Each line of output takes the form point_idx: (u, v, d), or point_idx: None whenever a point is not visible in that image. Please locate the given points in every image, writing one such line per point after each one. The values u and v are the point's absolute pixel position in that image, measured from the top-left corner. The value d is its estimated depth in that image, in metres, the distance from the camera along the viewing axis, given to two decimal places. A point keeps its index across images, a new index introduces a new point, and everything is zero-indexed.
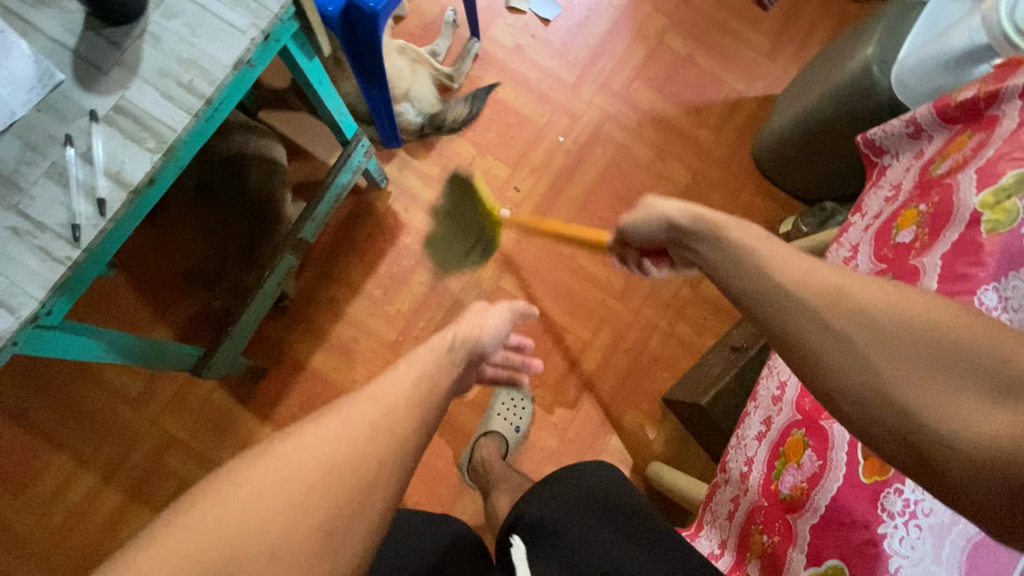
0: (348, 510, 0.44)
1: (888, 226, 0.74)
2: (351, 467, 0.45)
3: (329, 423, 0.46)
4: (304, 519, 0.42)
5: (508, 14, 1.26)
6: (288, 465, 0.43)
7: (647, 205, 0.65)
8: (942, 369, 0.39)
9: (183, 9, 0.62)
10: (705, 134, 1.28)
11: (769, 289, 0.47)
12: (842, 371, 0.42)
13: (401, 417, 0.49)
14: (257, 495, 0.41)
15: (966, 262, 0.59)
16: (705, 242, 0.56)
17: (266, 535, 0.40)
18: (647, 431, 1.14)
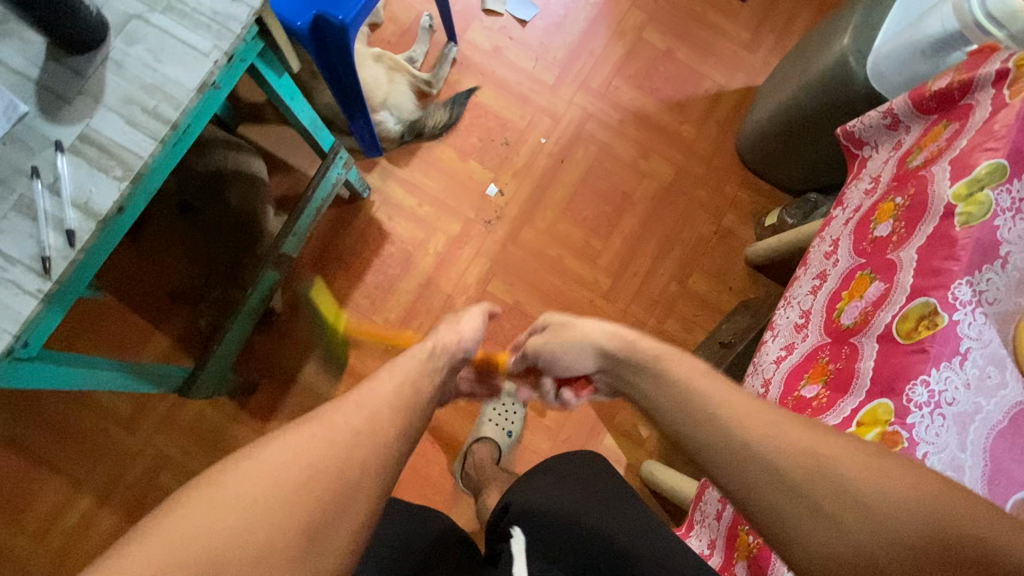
0: (335, 508, 0.41)
1: (868, 220, 0.74)
2: (336, 468, 0.42)
3: (316, 423, 0.45)
4: (288, 519, 0.39)
5: (485, 17, 1.26)
6: (269, 466, 0.41)
7: (571, 329, 0.63)
8: (915, 548, 0.38)
9: (145, 34, 0.61)
10: (688, 129, 1.27)
11: (732, 441, 0.44)
12: (816, 549, 0.39)
13: (385, 421, 0.48)
14: (241, 495, 0.39)
15: (941, 255, 0.58)
16: (645, 378, 0.54)
17: (249, 533, 0.37)
18: (639, 431, 1.14)
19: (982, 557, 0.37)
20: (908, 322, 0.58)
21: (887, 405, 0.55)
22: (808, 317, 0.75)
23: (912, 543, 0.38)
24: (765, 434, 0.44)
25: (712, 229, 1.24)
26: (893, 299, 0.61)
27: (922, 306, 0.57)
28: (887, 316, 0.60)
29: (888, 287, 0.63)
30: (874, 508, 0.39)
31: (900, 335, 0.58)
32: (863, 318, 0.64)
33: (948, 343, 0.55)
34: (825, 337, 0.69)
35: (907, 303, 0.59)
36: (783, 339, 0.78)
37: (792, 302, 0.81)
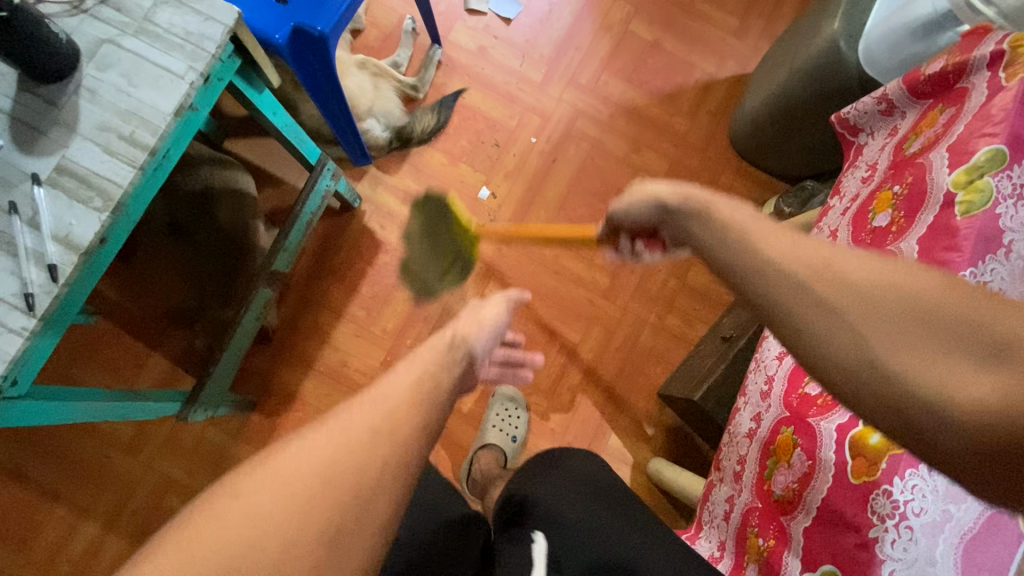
0: (354, 514, 0.39)
1: (865, 210, 0.73)
2: (354, 474, 0.40)
3: (330, 428, 0.42)
4: (303, 531, 0.37)
5: (467, 16, 1.23)
6: (281, 477, 0.39)
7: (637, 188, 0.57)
8: (928, 336, 0.34)
9: (117, 59, 0.60)
10: (679, 121, 1.25)
11: (744, 252, 0.42)
12: (829, 346, 0.36)
13: (402, 417, 0.45)
14: (253, 509, 0.37)
15: (942, 246, 0.57)
16: (700, 227, 0.48)
17: (262, 547, 0.36)
18: (645, 428, 1.13)
19: (1010, 346, 0.32)
20: None
21: None
22: None
23: (911, 320, 0.34)
24: (778, 249, 0.41)
25: None
26: None
27: None
28: None
29: None
30: (875, 296, 0.36)
31: None
32: None
33: None
34: None
35: None
36: None
37: None
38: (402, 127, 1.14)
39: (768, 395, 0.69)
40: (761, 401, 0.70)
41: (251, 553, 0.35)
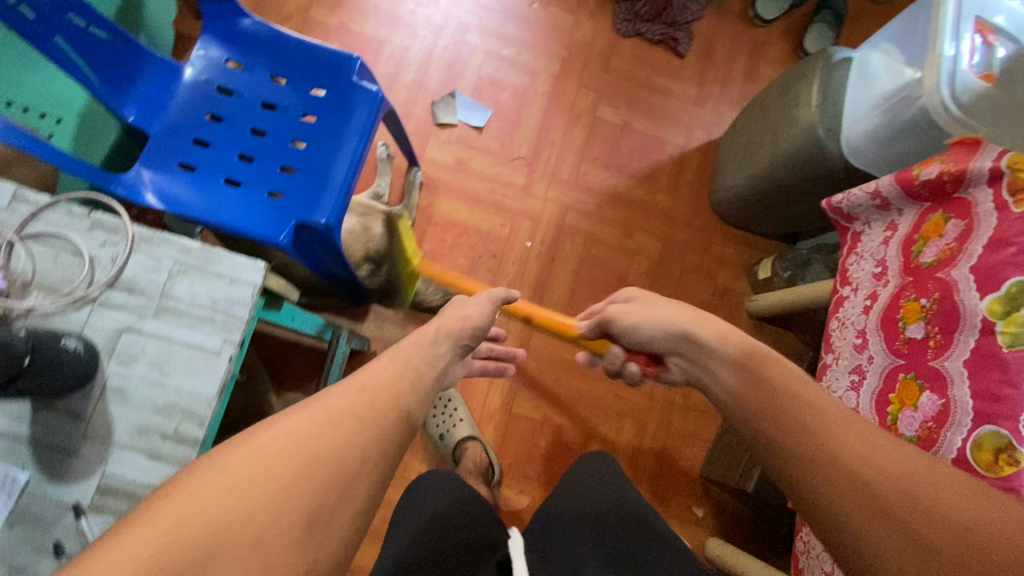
0: (335, 495, 0.39)
1: (891, 315, 0.75)
2: (333, 458, 0.41)
3: (309, 413, 0.43)
4: (286, 510, 0.37)
5: (439, 131, 1.21)
6: (267, 446, 0.39)
7: (649, 308, 0.68)
8: (896, 501, 0.42)
9: (141, 347, 0.54)
10: (663, 198, 1.28)
11: (654, 316, 0.67)
12: (815, 469, 0.45)
13: (385, 405, 0.47)
14: (237, 484, 0.37)
15: (996, 379, 0.60)
16: (708, 366, 0.59)
17: (246, 520, 0.36)
18: (694, 511, 1.15)
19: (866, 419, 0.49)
20: (984, 453, 0.59)
21: None
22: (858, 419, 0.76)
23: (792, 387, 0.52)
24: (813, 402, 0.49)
25: (710, 290, 1.25)
26: (956, 418, 0.63)
27: (994, 437, 0.58)
28: (957, 439, 0.62)
29: (945, 403, 0.64)
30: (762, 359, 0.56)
31: (980, 466, 0.59)
32: (926, 435, 0.65)
33: None
34: None
35: (975, 428, 0.60)
36: None
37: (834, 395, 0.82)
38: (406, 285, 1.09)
39: None
40: None
41: (231, 512, 0.36)
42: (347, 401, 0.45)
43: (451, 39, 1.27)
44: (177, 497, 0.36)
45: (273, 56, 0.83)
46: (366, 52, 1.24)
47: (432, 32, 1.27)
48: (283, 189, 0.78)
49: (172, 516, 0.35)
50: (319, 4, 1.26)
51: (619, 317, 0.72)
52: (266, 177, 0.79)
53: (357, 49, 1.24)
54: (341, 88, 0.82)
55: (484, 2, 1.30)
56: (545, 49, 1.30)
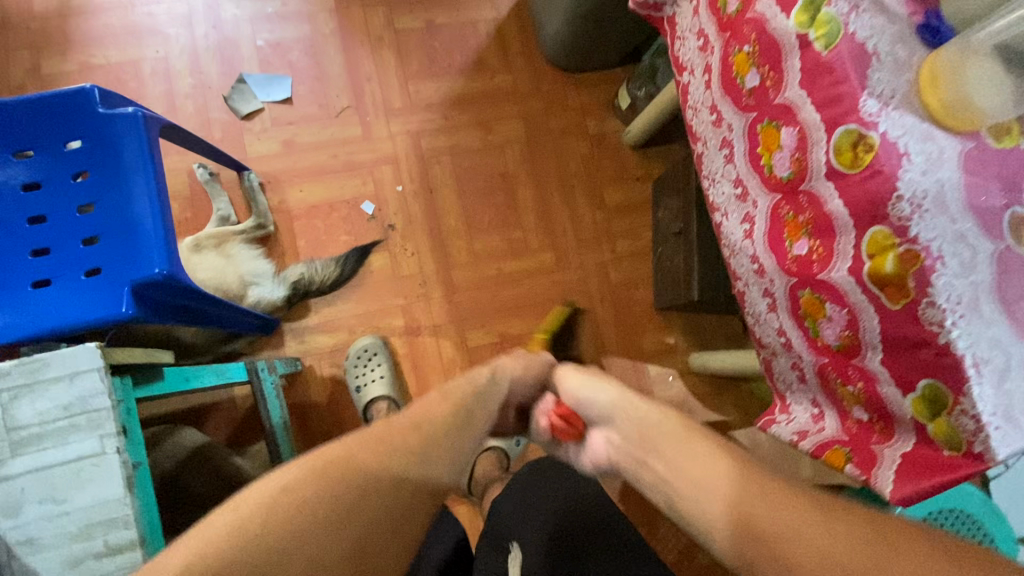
0: (381, 535, 0.49)
1: (728, 77, 0.75)
2: (379, 486, 0.50)
3: (361, 441, 0.52)
4: (334, 540, 0.46)
5: (249, 124, 1.10)
6: (323, 479, 0.48)
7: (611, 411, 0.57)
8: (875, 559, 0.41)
9: (20, 489, 0.54)
10: (503, 78, 1.21)
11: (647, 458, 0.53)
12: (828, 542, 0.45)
13: (434, 442, 0.55)
14: (293, 506, 0.46)
15: (830, 83, 0.61)
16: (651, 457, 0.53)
17: (308, 540, 0.45)
18: (666, 340, 1.18)
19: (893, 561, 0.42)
20: (845, 154, 0.62)
21: (882, 230, 0.60)
22: (744, 184, 0.78)
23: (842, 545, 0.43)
24: (696, 475, 0.47)
25: (588, 142, 1.22)
26: (814, 138, 0.65)
27: (847, 135, 0.61)
28: (821, 155, 0.64)
29: (799, 130, 0.66)
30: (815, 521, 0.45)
31: (847, 167, 0.62)
32: (799, 166, 0.68)
33: (890, 154, 0.58)
34: (775, 194, 0.73)
35: (831, 137, 0.63)
36: (735, 213, 0.81)
37: (716, 177, 0.84)
38: (297, 281, 1.02)
39: (763, 270, 0.77)
40: (760, 279, 0.78)
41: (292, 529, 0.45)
42: (395, 427, 0.54)
43: (207, 23, 1.12)
44: (247, 513, 0.46)
45: (1, 131, 0.71)
46: (125, 80, 1.09)
47: (182, 26, 1.12)
48: (98, 262, 0.70)
49: (247, 526, 0.45)
50: (44, 56, 1.09)
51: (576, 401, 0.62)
52: (74, 259, 0.70)
53: (114, 83, 1.09)
54: (95, 128, 0.71)
55: None
56: None
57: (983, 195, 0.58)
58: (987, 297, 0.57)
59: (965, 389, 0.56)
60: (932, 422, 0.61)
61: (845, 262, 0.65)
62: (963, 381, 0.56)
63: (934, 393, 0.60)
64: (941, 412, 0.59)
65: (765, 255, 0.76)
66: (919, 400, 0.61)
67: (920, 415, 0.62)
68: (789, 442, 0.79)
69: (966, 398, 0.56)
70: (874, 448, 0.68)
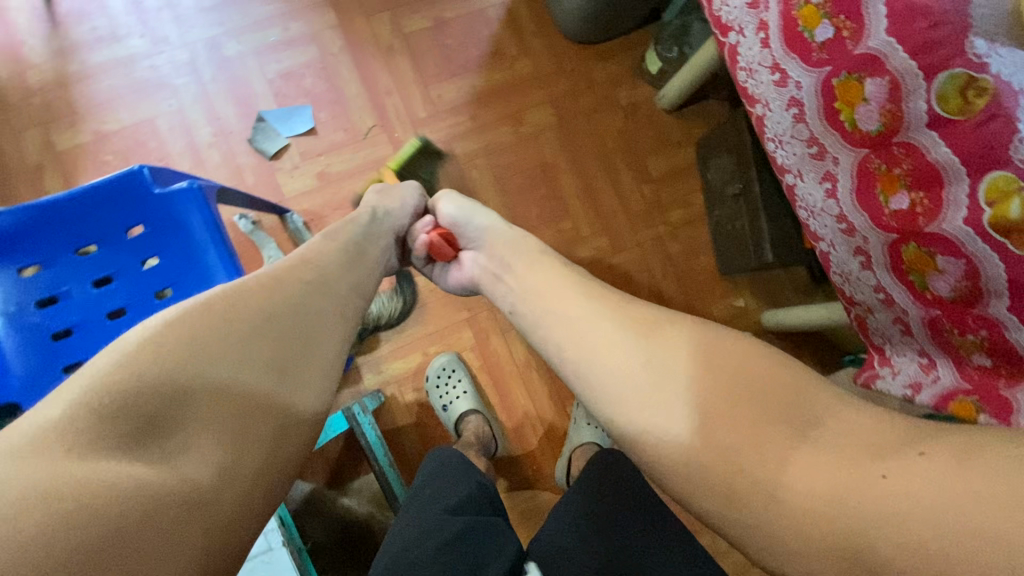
0: (285, 357, 0.54)
1: (792, 32, 0.71)
2: (269, 317, 0.55)
3: (238, 287, 0.56)
4: (244, 362, 0.51)
5: (278, 163, 1.06)
6: (198, 318, 0.51)
7: (483, 217, 0.85)
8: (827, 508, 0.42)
9: None
10: (522, 64, 1.16)
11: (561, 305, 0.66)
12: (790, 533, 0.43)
13: (291, 279, 0.61)
14: (183, 336, 0.49)
15: (926, 27, 0.58)
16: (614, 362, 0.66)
17: (215, 363, 0.49)
18: (735, 303, 1.16)
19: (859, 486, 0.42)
20: (951, 100, 0.58)
21: (1004, 175, 0.57)
22: (820, 142, 0.74)
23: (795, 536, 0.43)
24: (609, 368, 0.56)
25: (622, 114, 1.17)
26: (909, 86, 0.61)
27: (952, 81, 0.58)
28: (920, 104, 0.61)
29: (889, 80, 0.62)
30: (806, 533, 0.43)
31: (954, 114, 0.59)
32: (891, 117, 0.64)
33: (1006, 95, 0.55)
34: (861, 149, 0.69)
35: (931, 84, 0.59)
36: (811, 172, 0.78)
37: (783, 138, 0.80)
38: None
39: (854, 229, 0.75)
40: (849, 238, 0.76)
41: (183, 354, 0.48)
42: (261, 279, 0.59)
43: (213, 65, 1.07)
44: (137, 355, 0.47)
45: (59, 228, 0.67)
46: (144, 141, 1.05)
47: (189, 73, 1.07)
48: None
49: (142, 360, 0.46)
50: (55, 131, 1.04)
51: (455, 219, 0.85)
52: None
53: (133, 146, 1.05)
54: (156, 210, 0.68)
55: (212, 4, 1.09)
56: (307, 6, 1.11)
57: None
58: None
59: None
60: None
61: (958, 211, 0.61)
62: None
63: None
64: None
65: (855, 214, 0.73)
66: None
67: None
68: (902, 397, 0.77)
69: None
70: (1004, 393, 0.65)
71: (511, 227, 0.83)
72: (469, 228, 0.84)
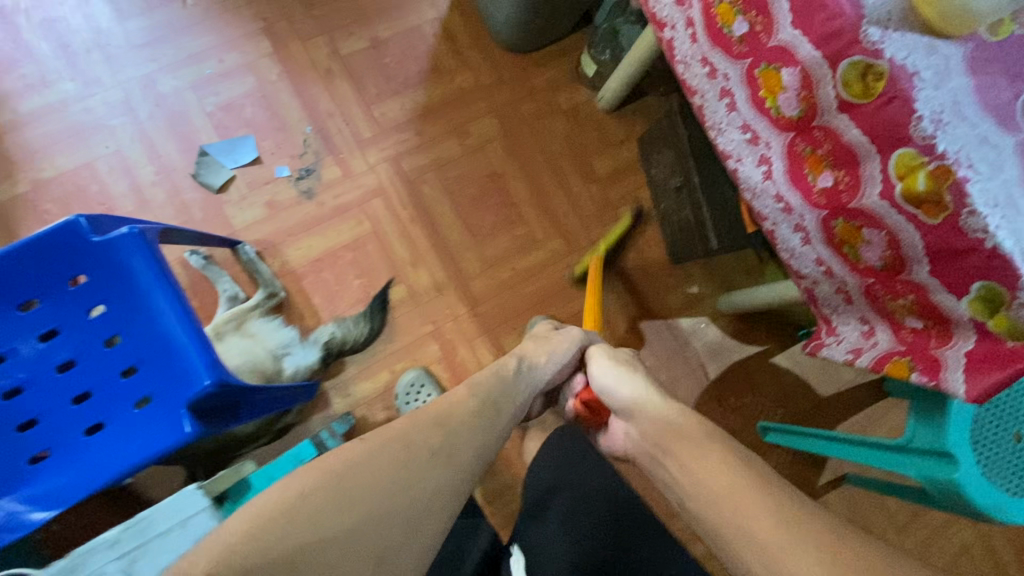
0: (399, 542, 0.52)
1: (714, 28, 0.73)
2: (409, 486, 0.55)
3: (382, 444, 0.57)
4: (365, 539, 0.50)
5: (226, 195, 1.05)
6: (349, 473, 0.53)
7: (621, 379, 0.73)
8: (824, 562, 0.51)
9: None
10: (463, 77, 1.18)
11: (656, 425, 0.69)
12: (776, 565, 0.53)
13: (424, 462, 0.57)
14: (331, 490, 0.52)
15: (824, 19, 0.60)
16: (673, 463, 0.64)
17: (348, 519, 0.50)
18: (690, 291, 1.20)
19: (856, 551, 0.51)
20: (854, 84, 0.61)
21: (908, 152, 0.60)
22: (753, 129, 0.76)
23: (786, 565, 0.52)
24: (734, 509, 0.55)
25: (564, 118, 1.20)
26: (817, 75, 0.64)
27: (854, 68, 0.60)
28: (830, 90, 0.63)
29: (801, 69, 0.65)
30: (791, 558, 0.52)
31: (858, 98, 0.61)
32: (807, 103, 0.67)
33: (902, 78, 0.57)
34: (787, 132, 0.72)
35: (836, 71, 0.62)
36: (750, 157, 0.79)
37: (721, 126, 0.82)
38: (329, 341, 1.01)
39: (791, 208, 0.76)
40: (789, 216, 0.78)
41: (321, 508, 0.50)
42: (393, 435, 0.58)
43: (150, 103, 1.06)
44: (294, 499, 0.50)
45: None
46: (84, 185, 1.03)
47: (125, 113, 1.06)
48: (146, 390, 0.68)
49: (294, 503, 0.50)
50: None
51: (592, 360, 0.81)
52: (120, 394, 0.68)
53: (73, 191, 1.02)
54: (97, 258, 0.68)
55: (144, 41, 1.08)
56: (241, 36, 1.11)
57: (992, 93, 0.59)
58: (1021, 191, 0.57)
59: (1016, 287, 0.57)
60: (991, 320, 0.61)
61: (874, 186, 0.64)
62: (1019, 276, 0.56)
63: (990, 293, 0.60)
64: (999, 309, 0.59)
65: (789, 193, 0.75)
66: (975, 302, 0.61)
67: (978, 315, 0.62)
68: (844, 361, 0.81)
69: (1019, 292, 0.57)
70: (934, 352, 0.68)
71: (635, 375, 0.73)
72: (613, 398, 0.73)
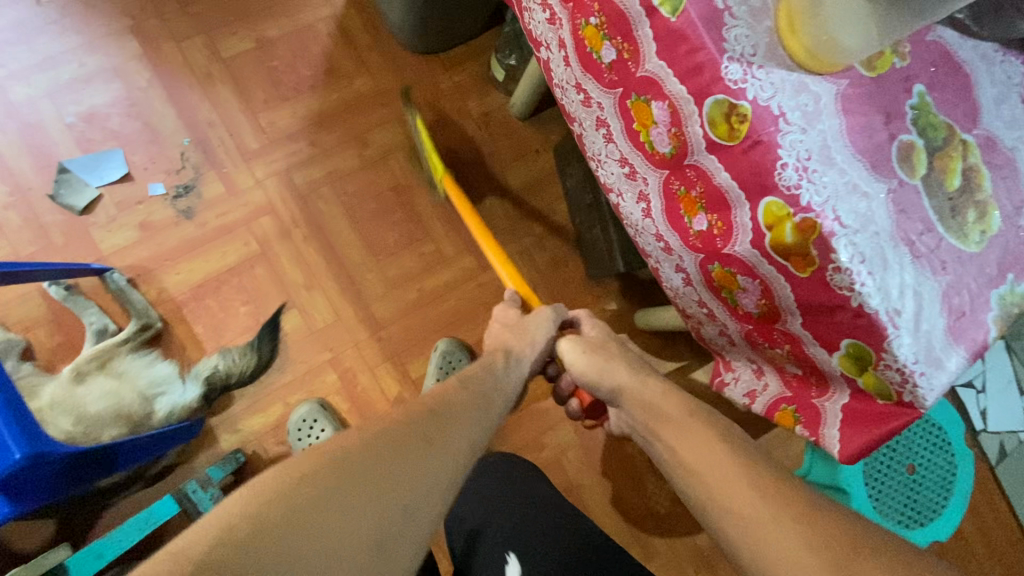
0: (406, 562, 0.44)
1: (584, 52, 0.66)
2: (426, 461, 0.50)
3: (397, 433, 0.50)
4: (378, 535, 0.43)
5: (90, 217, 0.96)
6: (366, 472, 0.45)
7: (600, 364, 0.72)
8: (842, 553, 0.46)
9: None
10: (361, 80, 1.08)
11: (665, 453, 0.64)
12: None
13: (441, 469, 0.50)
14: (340, 488, 0.43)
15: (687, 52, 0.54)
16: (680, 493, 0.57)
17: (371, 514, 0.43)
18: (609, 307, 1.15)
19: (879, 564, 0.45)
20: (721, 125, 0.55)
21: (776, 201, 0.55)
22: (630, 162, 0.70)
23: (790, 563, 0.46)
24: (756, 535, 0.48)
25: (474, 125, 1.12)
26: (685, 111, 0.58)
27: (718, 107, 0.54)
28: (697, 129, 0.57)
29: (669, 103, 0.59)
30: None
31: (726, 139, 0.55)
32: (678, 141, 0.61)
33: (767, 120, 0.53)
34: (662, 170, 0.66)
35: (702, 109, 0.56)
36: (629, 192, 0.74)
37: (602, 158, 0.75)
38: (210, 376, 0.93)
39: (671, 248, 0.72)
40: (670, 256, 0.73)
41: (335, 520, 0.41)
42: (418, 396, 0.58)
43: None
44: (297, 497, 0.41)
45: None
46: None
47: None
48: None
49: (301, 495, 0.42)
50: None
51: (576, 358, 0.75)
52: None
53: None
54: None
55: None
56: (105, 36, 1.00)
57: (867, 134, 0.55)
58: (890, 246, 0.54)
59: (886, 346, 0.54)
60: (858, 376, 0.60)
61: (745, 235, 0.59)
62: (886, 336, 0.54)
63: (857, 351, 0.58)
64: (867, 367, 0.58)
65: (669, 232, 0.70)
66: (845, 357, 0.59)
67: (847, 370, 0.60)
68: (741, 404, 0.78)
69: (889, 352, 0.54)
70: (815, 403, 0.67)
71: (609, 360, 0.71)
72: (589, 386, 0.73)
